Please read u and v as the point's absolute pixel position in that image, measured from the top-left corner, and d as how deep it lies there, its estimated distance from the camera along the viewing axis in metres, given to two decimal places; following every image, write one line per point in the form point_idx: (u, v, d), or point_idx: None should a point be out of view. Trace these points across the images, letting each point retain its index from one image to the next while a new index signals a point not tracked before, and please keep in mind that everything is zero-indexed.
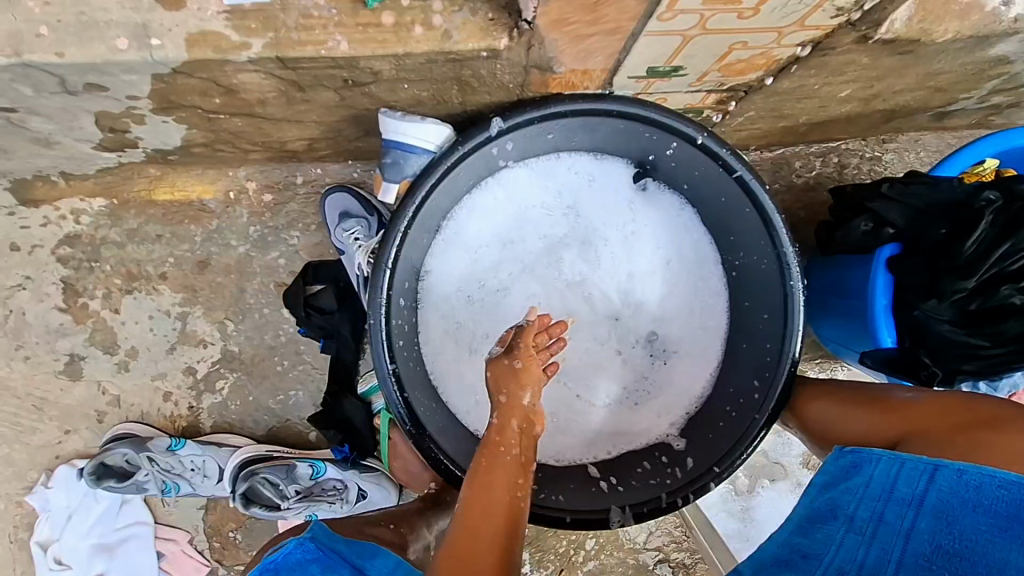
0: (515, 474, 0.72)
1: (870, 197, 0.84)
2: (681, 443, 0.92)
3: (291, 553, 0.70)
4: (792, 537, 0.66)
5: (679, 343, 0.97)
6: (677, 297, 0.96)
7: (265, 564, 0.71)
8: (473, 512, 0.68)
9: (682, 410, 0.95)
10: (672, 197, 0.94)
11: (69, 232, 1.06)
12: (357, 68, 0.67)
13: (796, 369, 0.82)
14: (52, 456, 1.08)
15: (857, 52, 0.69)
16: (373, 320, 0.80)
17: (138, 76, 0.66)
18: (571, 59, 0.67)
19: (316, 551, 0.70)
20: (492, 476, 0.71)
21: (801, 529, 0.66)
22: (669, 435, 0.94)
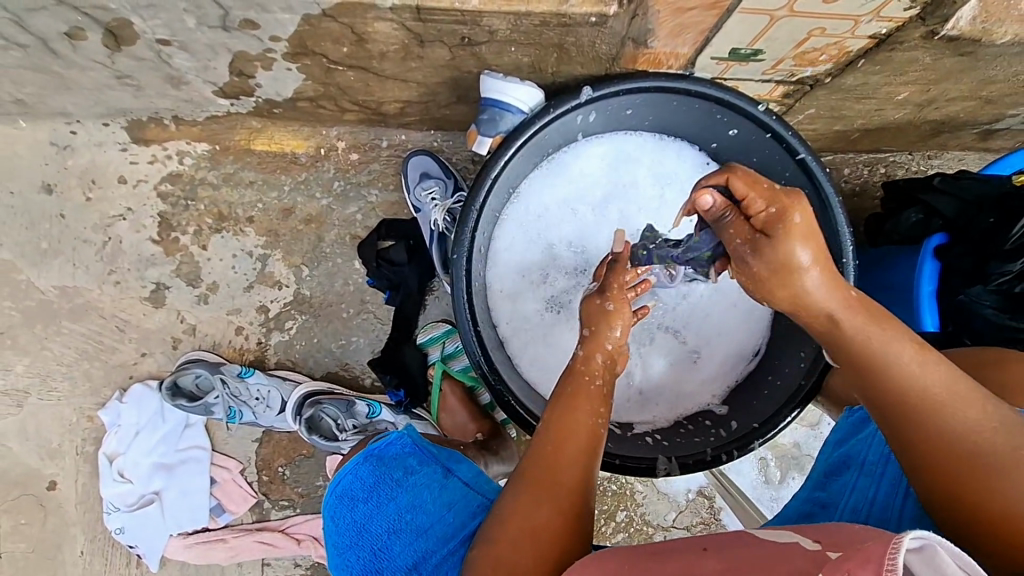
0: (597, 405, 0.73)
1: (923, 189, 0.91)
2: (723, 409, 0.97)
3: (392, 445, 0.90)
4: (813, 493, 0.82)
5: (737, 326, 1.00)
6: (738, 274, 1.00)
7: (370, 449, 0.91)
8: (555, 439, 0.70)
9: (726, 383, 0.99)
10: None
11: (172, 171, 1.16)
12: (478, 26, 0.77)
13: None
14: (127, 375, 1.16)
15: (920, 49, 0.78)
16: (455, 255, 0.88)
17: (291, 16, 0.76)
18: (666, 33, 0.76)
19: (412, 446, 0.90)
20: (573, 403, 0.72)
21: (819, 484, 0.82)
22: (711, 403, 0.98)
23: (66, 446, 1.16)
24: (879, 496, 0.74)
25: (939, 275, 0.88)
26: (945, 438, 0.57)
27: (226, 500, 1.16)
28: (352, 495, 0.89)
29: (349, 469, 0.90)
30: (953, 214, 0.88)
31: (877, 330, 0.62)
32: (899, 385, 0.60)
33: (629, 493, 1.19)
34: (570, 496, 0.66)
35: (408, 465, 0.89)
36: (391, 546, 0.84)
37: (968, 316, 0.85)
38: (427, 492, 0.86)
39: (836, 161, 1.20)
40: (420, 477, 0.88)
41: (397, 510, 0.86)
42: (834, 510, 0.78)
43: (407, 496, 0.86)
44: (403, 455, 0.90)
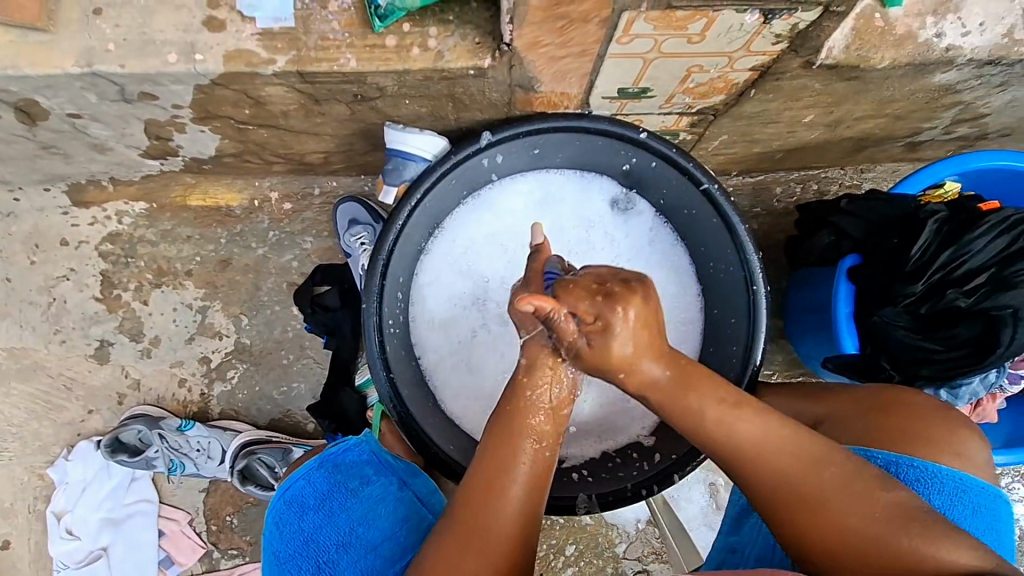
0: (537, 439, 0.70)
1: (831, 212, 0.91)
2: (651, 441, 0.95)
3: (350, 452, 0.89)
4: (727, 538, 0.83)
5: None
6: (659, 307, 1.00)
7: (326, 452, 0.89)
8: (485, 475, 0.70)
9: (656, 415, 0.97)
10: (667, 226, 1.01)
11: (112, 230, 1.19)
12: (365, 84, 0.78)
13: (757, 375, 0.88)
14: (74, 433, 1.18)
15: (806, 77, 0.78)
16: (367, 304, 0.89)
17: (183, 87, 0.78)
18: (549, 79, 0.77)
19: (369, 454, 0.89)
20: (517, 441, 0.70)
21: (733, 528, 0.83)
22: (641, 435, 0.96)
23: (18, 505, 1.18)
24: (780, 543, 0.76)
25: (855, 297, 0.88)
26: (779, 481, 0.68)
27: (175, 552, 1.17)
28: (302, 501, 0.87)
29: (302, 474, 0.87)
30: (860, 236, 0.87)
31: (705, 398, 0.69)
32: (757, 449, 0.68)
33: (578, 525, 1.19)
34: (500, 538, 0.68)
35: (363, 474, 0.89)
36: (341, 558, 0.82)
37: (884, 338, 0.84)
38: (381, 507, 0.86)
39: (765, 180, 1.20)
40: (375, 488, 0.88)
41: (350, 522, 0.84)
42: (743, 556, 0.79)
43: (360, 506, 0.86)
44: (360, 464, 0.89)
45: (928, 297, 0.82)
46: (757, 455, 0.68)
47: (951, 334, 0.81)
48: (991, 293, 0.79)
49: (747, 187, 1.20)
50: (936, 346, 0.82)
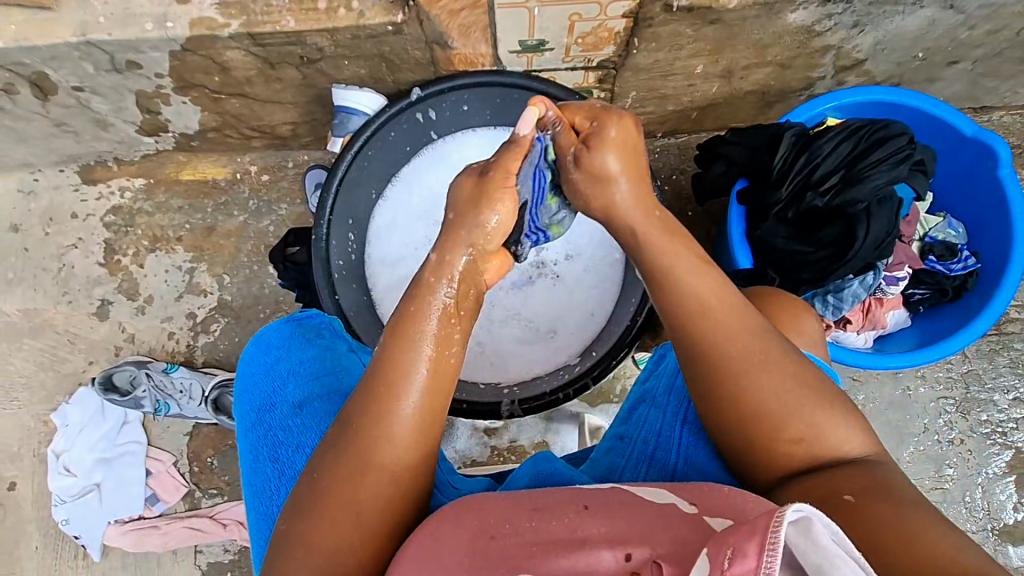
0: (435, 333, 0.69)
1: (718, 144, 1.02)
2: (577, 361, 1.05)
3: (314, 319, 0.93)
4: (614, 429, 0.87)
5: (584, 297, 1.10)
6: (583, 252, 1.11)
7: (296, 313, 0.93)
8: (391, 375, 0.67)
9: (581, 342, 1.07)
10: None
11: (115, 204, 1.37)
12: (306, 44, 0.95)
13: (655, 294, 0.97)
14: (75, 382, 1.32)
15: (673, 22, 0.92)
16: (316, 235, 1.03)
17: (160, 54, 0.96)
18: (457, 34, 0.93)
19: (330, 324, 0.93)
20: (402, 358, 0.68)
21: (621, 420, 0.87)
22: (569, 359, 1.06)
23: (24, 449, 1.31)
24: (664, 425, 0.81)
25: (746, 217, 0.98)
26: (721, 354, 0.70)
27: (160, 489, 1.28)
28: (269, 342, 0.90)
29: (272, 325, 0.91)
30: (742, 160, 0.99)
31: (680, 255, 0.74)
32: (705, 307, 0.72)
33: (530, 461, 1.27)
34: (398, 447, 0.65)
35: (320, 336, 0.91)
36: (286, 385, 0.86)
37: (766, 249, 0.95)
38: (333, 357, 0.88)
39: (690, 141, 1.31)
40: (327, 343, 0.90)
41: (302, 359, 0.87)
42: (628, 444, 0.83)
43: (314, 355, 0.88)
44: (321, 329, 0.92)
45: (795, 202, 0.92)
46: (706, 318, 0.71)
47: (820, 238, 0.92)
48: (844, 191, 0.90)
49: (673, 147, 1.31)
50: (808, 249, 0.92)
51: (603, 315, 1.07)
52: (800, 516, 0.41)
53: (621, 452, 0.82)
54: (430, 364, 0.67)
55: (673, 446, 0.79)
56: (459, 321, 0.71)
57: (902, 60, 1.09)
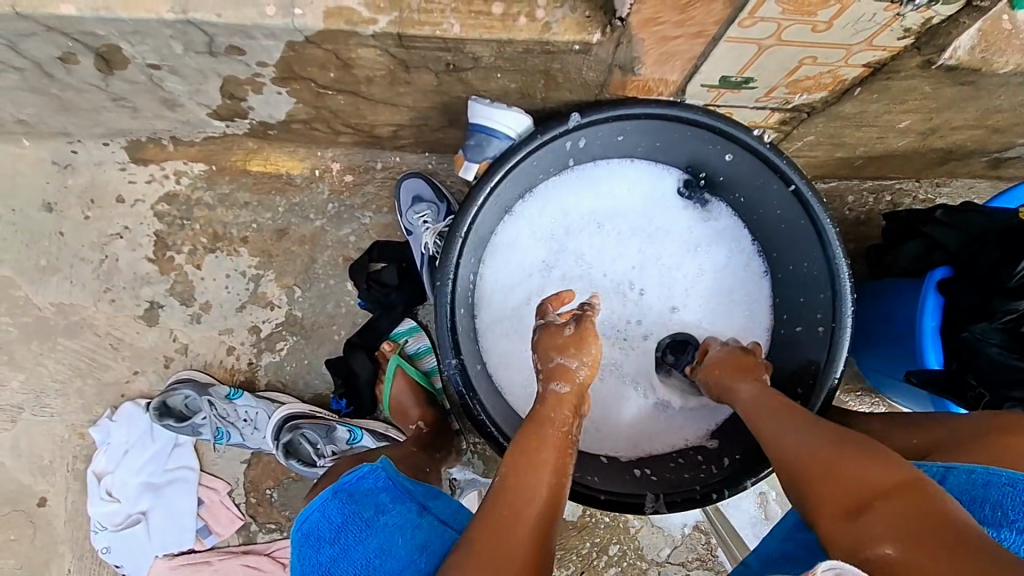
0: (562, 445, 0.71)
1: (925, 221, 0.88)
2: (715, 443, 0.95)
3: (365, 477, 0.77)
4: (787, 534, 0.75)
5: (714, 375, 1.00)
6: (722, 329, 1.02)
7: (340, 482, 0.77)
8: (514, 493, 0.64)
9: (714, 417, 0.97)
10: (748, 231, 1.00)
11: (169, 190, 1.17)
12: (461, 53, 0.76)
13: (835, 392, 0.84)
14: (118, 393, 1.17)
15: (918, 78, 0.75)
16: (440, 281, 0.87)
17: (275, 43, 0.76)
18: (653, 61, 0.75)
19: (387, 480, 0.77)
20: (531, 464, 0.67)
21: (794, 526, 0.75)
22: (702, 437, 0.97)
23: (56, 462, 1.17)
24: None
25: (943, 310, 0.85)
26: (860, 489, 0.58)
27: (213, 521, 1.16)
28: (318, 535, 0.74)
29: (315, 506, 0.76)
30: (957, 248, 0.84)
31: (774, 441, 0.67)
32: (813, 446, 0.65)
33: (622, 526, 1.16)
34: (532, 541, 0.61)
35: (380, 502, 0.76)
36: None
37: (973, 355, 0.80)
38: (398, 535, 0.71)
39: (839, 188, 1.16)
40: (393, 516, 0.74)
41: (365, 555, 0.70)
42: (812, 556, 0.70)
43: (377, 538, 0.71)
44: (375, 490, 0.76)
45: None
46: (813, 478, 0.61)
47: None
48: None
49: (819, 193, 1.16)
50: None
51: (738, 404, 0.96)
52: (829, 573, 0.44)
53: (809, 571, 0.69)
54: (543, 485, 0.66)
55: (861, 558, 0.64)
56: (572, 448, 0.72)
57: None
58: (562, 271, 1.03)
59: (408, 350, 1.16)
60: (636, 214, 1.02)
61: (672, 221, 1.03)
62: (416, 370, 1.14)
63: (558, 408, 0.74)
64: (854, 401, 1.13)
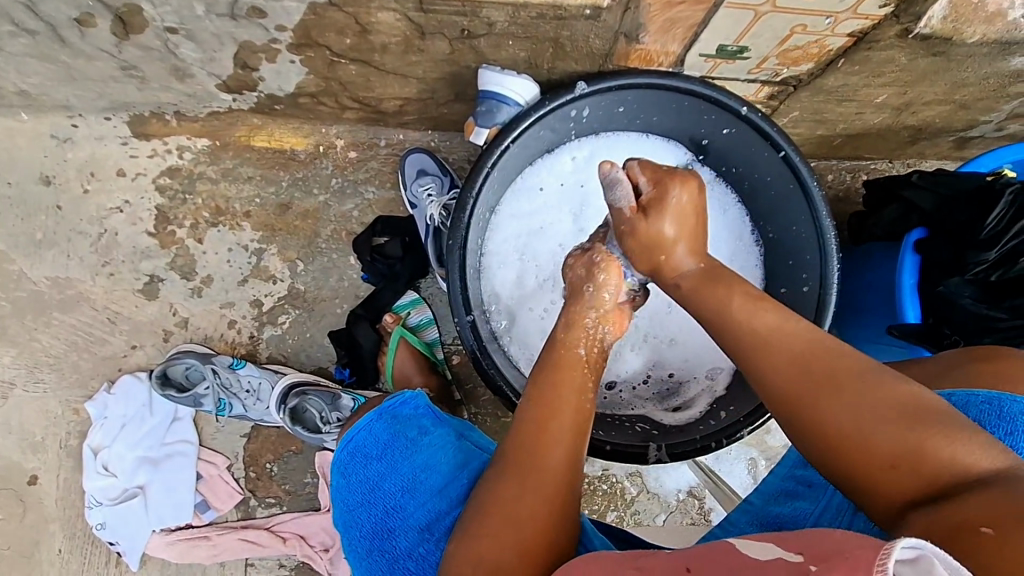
0: (581, 374, 0.71)
1: (903, 185, 0.94)
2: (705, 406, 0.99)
3: (404, 404, 0.79)
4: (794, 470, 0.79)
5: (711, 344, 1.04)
6: None
7: (381, 406, 0.80)
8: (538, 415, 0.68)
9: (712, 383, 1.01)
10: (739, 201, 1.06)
11: (171, 164, 1.18)
12: (477, 17, 0.80)
13: None
14: (115, 368, 1.15)
15: (896, 48, 0.82)
16: (452, 242, 0.90)
17: (297, 4, 0.79)
18: (656, 29, 0.80)
19: (426, 408, 0.80)
20: (557, 383, 0.70)
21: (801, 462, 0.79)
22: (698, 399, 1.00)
23: (48, 439, 1.14)
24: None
25: (920, 270, 0.91)
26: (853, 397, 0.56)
27: (212, 496, 1.15)
28: (364, 452, 0.79)
29: (361, 426, 0.79)
30: (931, 209, 0.91)
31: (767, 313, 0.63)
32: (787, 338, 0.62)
33: (619, 492, 1.19)
34: (555, 486, 0.65)
35: (421, 425, 0.79)
36: (404, 505, 0.75)
37: (950, 307, 0.87)
38: (440, 455, 0.76)
39: (819, 167, 1.23)
40: (433, 439, 0.78)
41: (412, 471, 0.76)
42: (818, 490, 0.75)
43: (421, 457, 0.76)
44: (415, 415, 0.79)
45: (1000, 264, 0.86)
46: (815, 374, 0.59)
47: (1016, 304, 0.86)
48: None
49: None
50: (1001, 315, 0.86)
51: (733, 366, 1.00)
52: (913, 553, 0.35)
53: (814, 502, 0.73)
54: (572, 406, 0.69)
55: None
56: (594, 378, 0.72)
57: None
58: (563, 240, 1.07)
59: (411, 322, 1.17)
60: None
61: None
62: (419, 340, 1.16)
63: (572, 329, 0.75)
64: None
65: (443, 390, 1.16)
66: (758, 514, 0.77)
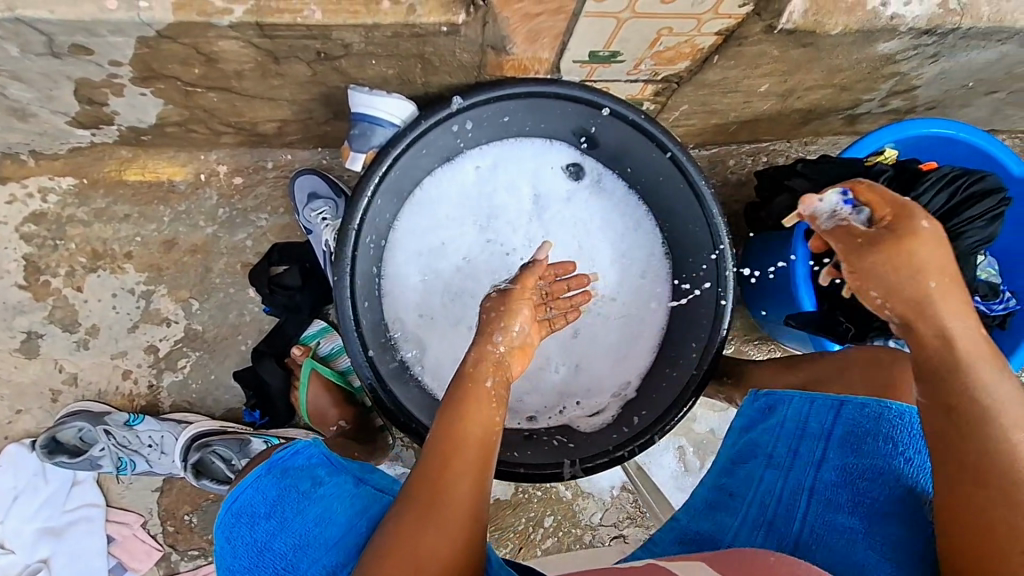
0: (488, 404, 0.71)
1: (788, 176, 0.96)
2: (615, 411, 1.00)
3: (297, 454, 0.80)
4: (718, 479, 0.81)
5: (624, 350, 1.04)
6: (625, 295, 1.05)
7: (274, 456, 0.80)
8: (443, 447, 0.67)
9: (623, 389, 1.02)
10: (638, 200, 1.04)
11: (35, 209, 1.07)
12: (329, 40, 0.74)
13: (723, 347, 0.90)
14: (1, 436, 1.07)
15: (765, 42, 0.81)
16: (338, 277, 0.86)
17: (125, 39, 0.71)
18: (521, 40, 0.77)
19: (321, 456, 0.81)
20: (462, 411, 0.69)
21: (726, 471, 0.81)
22: (610, 405, 1.01)
23: None
24: (785, 493, 0.75)
25: (811, 258, 0.93)
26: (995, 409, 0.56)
27: (129, 557, 1.09)
28: (251, 511, 0.79)
29: (247, 483, 0.79)
30: None
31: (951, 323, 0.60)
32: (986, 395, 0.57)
33: (554, 497, 1.20)
34: (460, 520, 0.63)
35: (317, 475, 0.80)
36: (296, 563, 0.74)
37: None
38: (336, 504, 0.76)
39: (721, 153, 1.23)
40: (329, 488, 0.78)
41: (303, 526, 0.75)
42: (741, 501, 0.77)
43: (314, 508, 0.76)
44: (310, 466, 0.80)
45: None
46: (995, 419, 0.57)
47: None
48: None
49: (703, 159, 1.23)
50: None
51: (641, 372, 1.02)
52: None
53: (740, 516, 0.75)
54: (478, 441, 0.68)
55: (796, 513, 0.73)
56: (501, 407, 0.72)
57: (949, 88, 1.06)
58: (467, 253, 1.04)
59: (321, 352, 1.13)
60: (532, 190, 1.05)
61: (568, 197, 1.05)
62: (331, 370, 1.12)
63: (481, 362, 0.74)
64: (753, 350, 1.23)
65: (363, 418, 1.12)
66: (682, 531, 0.78)
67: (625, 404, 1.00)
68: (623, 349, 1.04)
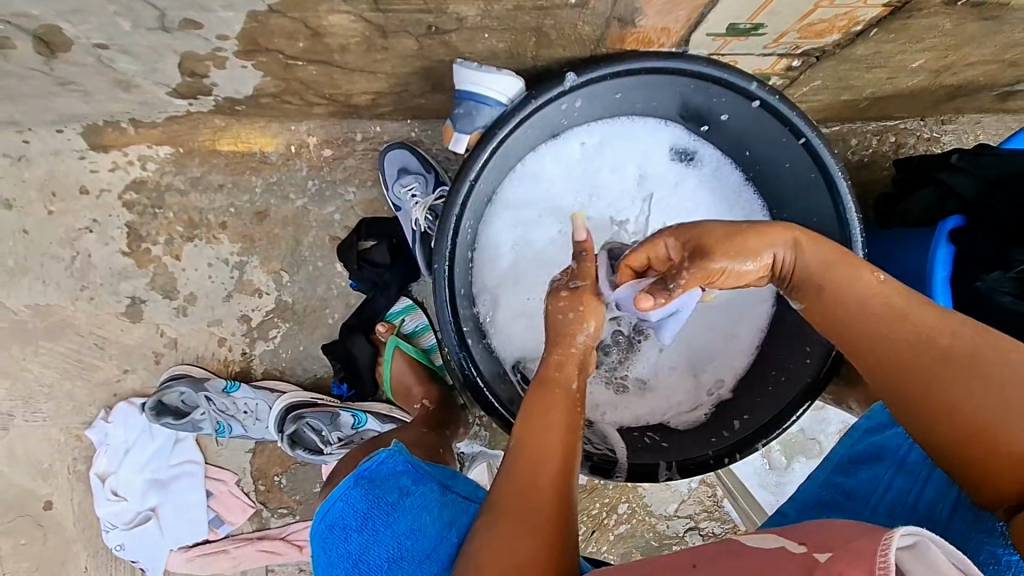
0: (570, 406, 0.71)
1: (939, 168, 0.85)
2: (706, 413, 0.95)
3: (384, 463, 0.81)
4: (836, 479, 0.76)
5: (722, 347, 0.97)
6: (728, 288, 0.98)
7: (360, 469, 0.82)
8: (525, 454, 0.66)
9: (714, 391, 0.96)
10: (750, 184, 0.96)
11: (136, 177, 1.09)
12: (445, 13, 0.69)
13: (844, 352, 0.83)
14: (111, 393, 1.13)
15: (940, 14, 0.69)
16: (438, 265, 0.83)
17: (234, 14, 0.68)
18: (655, 11, 0.69)
19: (405, 465, 0.81)
20: (541, 416, 0.69)
21: (846, 470, 0.76)
22: (701, 408, 0.95)
23: (57, 466, 1.14)
24: (919, 501, 0.66)
25: (955, 260, 0.82)
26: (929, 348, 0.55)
27: (225, 511, 1.15)
28: (342, 524, 0.79)
29: (338, 495, 0.81)
30: (973, 196, 0.81)
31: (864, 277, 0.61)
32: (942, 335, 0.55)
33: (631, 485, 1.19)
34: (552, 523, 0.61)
35: (402, 486, 0.79)
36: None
37: (984, 306, 0.79)
38: (425, 514, 0.75)
39: (842, 131, 1.11)
40: (415, 499, 0.78)
41: (397, 536, 0.74)
42: (862, 503, 0.71)
43: (405, 519, 0.75)
44: (395, 474, 0.81)
45: None
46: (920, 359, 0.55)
47: None
48: None
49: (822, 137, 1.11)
50: None
51: (737, 372, 0.96)
52: (910, 540, 0.37)
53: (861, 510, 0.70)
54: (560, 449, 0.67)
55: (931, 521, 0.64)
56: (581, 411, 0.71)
57: None
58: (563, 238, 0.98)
59: (406, 329, 1.13)
60: (635, 171, 0.97)
61: (673, 181, 0.97)
62: (415, 348, 1.12)
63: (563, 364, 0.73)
64: None
65: (448, 397, 1.11)
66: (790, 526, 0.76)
67: (718, 405, 0.95)
68: (718, 348, 0.97)
